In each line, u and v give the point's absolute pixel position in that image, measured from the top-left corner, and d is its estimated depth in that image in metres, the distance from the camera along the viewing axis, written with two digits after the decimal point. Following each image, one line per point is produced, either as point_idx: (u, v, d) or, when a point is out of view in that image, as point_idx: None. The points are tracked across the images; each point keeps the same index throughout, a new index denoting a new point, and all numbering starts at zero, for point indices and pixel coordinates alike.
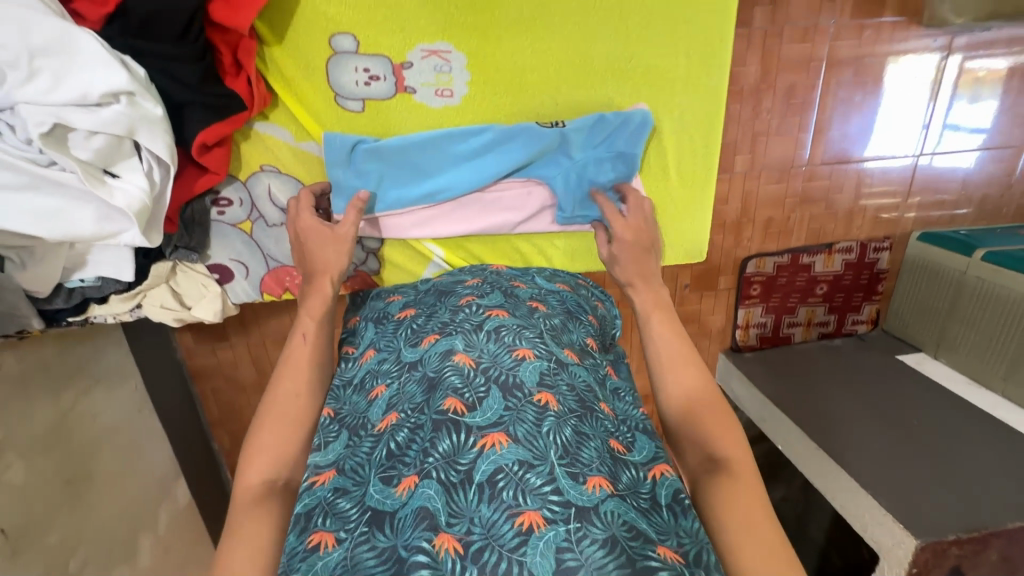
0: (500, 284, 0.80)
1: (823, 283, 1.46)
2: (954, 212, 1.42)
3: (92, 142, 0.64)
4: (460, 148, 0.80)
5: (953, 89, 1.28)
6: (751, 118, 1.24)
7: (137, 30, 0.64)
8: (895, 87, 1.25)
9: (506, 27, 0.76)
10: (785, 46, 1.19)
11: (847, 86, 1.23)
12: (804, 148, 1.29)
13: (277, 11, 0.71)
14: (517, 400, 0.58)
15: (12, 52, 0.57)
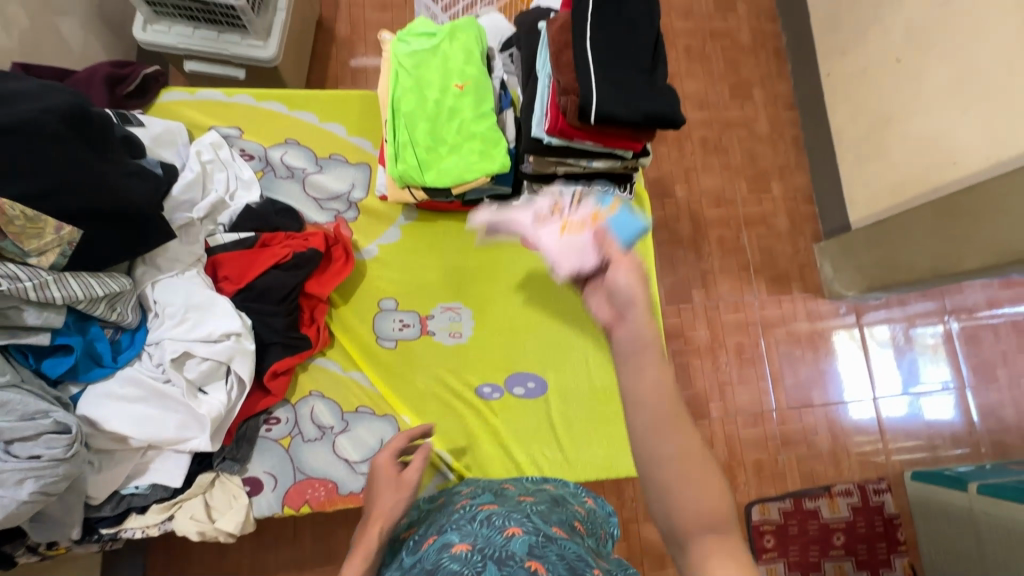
0: (492, 488, 0.90)
1: (838, 531, 1.49)
2: (936, 453, 1.57)
3: (201, 365, 0.88)
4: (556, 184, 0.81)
5: (874, 351, 1.63)
6: (714, 370, 1.55)
7: (255, 296, 0.97)
8: (842, 349, 1.63)
9: (500, 291, 1.11)
10: (723, 316, 1.61)
11: (783, 346, 1.61)
12: (768, 396, 1.56)
13: (348, 287, 1.08)
14: (510, 565, 0.61)
15: (176, 308, 0.89)
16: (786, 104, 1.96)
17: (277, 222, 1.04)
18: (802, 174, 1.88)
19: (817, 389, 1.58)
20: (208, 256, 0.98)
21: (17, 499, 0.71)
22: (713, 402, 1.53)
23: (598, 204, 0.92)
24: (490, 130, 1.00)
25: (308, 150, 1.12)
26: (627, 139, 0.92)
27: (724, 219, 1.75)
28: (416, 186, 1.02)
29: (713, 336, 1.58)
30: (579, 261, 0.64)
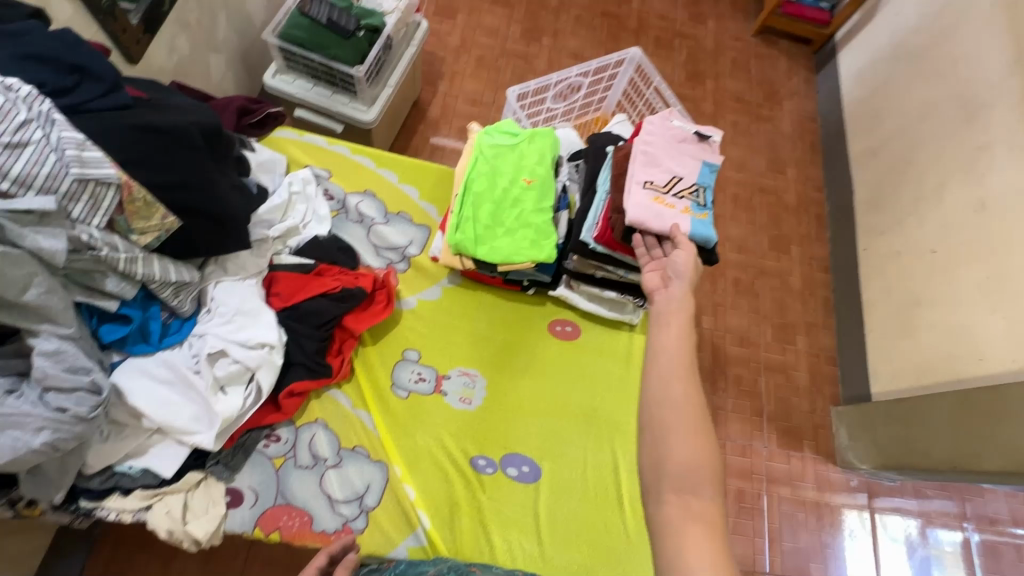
0: (460, 569, 0.87)
1: None
2: None
3: (230, 367, 0.94)
4: (653, 177, 0.96)
5: (883, 537, 1.58)
6: None
7: (296, 316, 1.04)
8: (854, 529, 1.59)
9: (517, 370, 1.15)
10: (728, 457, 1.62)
11: (787, 509, 1.60)
12: (762, 554, 1.53)
13: (380, 331, 1.15)
14: None
15: (228, 309, 0.97)
16: (822, 267, 2.07)
17: (336, 257, 1.14)
18: (829, 335, 1.93)
19: (815, 561, 1.54)
20: (268, 272, 1.08)
21: (29, 446, 0.74)
22: None
23: (691, 204, 0.95)
24: (545, 223, 1.10)
25: (381, 202, 1.25)
26: None
27: (744, 359, 1.86)
28: (468, 256, 1.11)
29: None
30: (645, 165, 0.97)
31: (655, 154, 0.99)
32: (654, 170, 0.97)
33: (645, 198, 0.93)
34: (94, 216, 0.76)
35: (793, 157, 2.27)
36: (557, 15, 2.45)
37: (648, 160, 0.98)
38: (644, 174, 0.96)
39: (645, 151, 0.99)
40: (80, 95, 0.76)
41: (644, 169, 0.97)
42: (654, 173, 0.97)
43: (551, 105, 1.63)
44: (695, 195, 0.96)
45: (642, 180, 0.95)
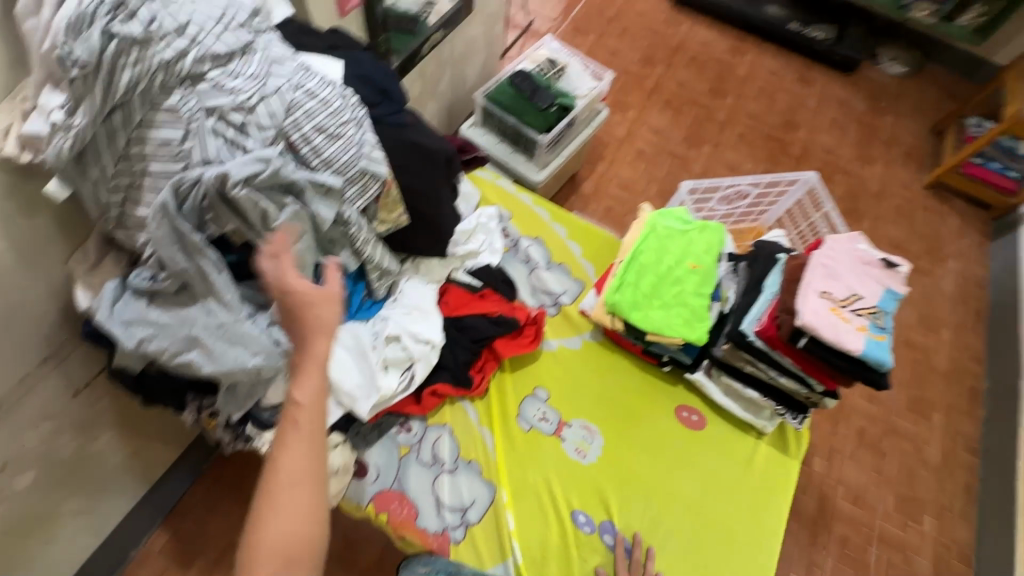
0: None
1: None
2: None
3: (398, 352, 1.06)
4: (830, 288, 0.98)
5: None
6: None
7: (457, 327, 1.16)
8: None
9: (636, 440, 1.16)
10: None
11: None
12: None
13: (519, 362, 1.22)
14: None
15: (410, 304, 1.11)
16: (967, 447, 1.87)
17: (499, 285, 1.26)
18: (963, 528, 1.74)
19: None
20: (444, 282, 1.22)
21: (244, 364, 0.85)
22: None
23: (869, 324, 0.94)
24: (701, 307, 1.15)
25: (546, 250, 1.38)
26: (826, 375, 0.99)
27: (856, 520, 1.72)
28: (620, 317, 1.18)
29: None
30: (825, 277, 1.00)
31: (834, 266, 1.01)
32: (832, 281, 0.99)
33: (820, 306, 0.95)
34: (358, 199, 0.93)
35: (952, 319, 2.11)
36: (722, 129, 2.59)
37: (826, 271, 1.00)
38: (820, 283, 0.98)
39: (825, 262, 1.02)
40: (382, 110, 0.97)
41: (822, 278, 0.99)
42: (831, 284, 0.99)
43: (713, 206, 1.72)
44: (874, 316, 0.96)
45: (818, 288, 0.98)
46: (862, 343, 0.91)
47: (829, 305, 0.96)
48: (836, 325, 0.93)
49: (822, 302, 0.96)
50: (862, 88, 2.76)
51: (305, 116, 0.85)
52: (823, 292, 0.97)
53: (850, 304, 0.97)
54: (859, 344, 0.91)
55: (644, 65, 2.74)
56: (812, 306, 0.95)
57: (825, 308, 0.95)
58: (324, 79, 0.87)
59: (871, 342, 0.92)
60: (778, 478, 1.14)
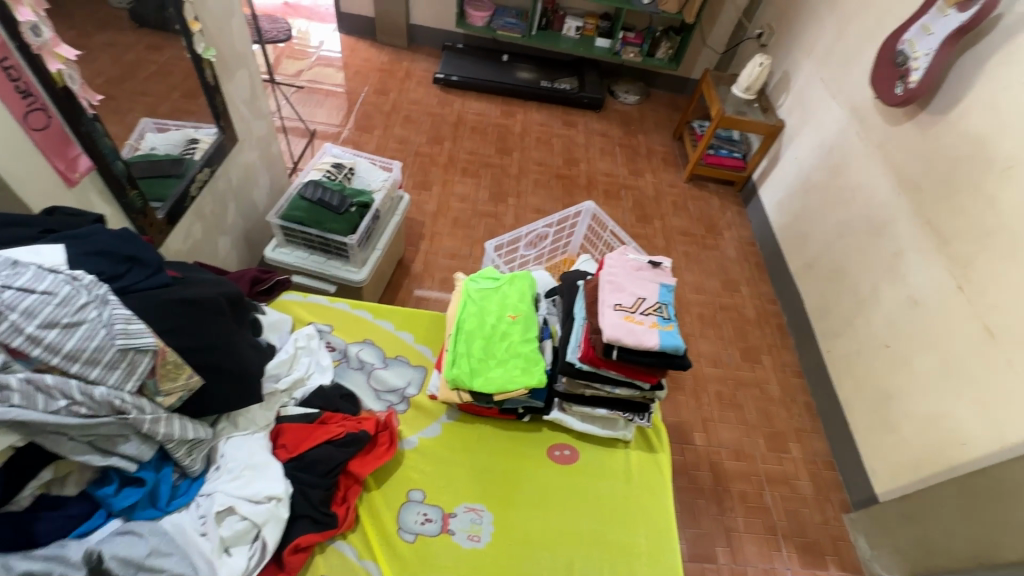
0: None
1: None
2: None
3: (237, 525, 0.94)
4: (619, 299, 1.12)
5: None
6: None
7: (303, 465, 1.06)
8: None
9: (522, 500, 1.16)
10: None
11: None
12: None
13: (383, 472, 1.17)
14: None
15: (237, 464, 0.99)
16: (794, 373, 2.22)
17: (338, 404, 1.20)
18: (818, 440, 2.03)
19: None
20: (275, 423, 1.12)
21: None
22: None
23: (657, 319, 1.10)
24: (533, 351, 1.22)
25: (379, 349, 1.36)
26: (646, 373, 1.11)
27: (745, 473, 1.90)
28: (464, 389, 1.19)
29: None
30: (613, 291, 1.13)
31: (618, 280, 1.16)
32: (619, 293, 1.13)
33: (616, 318, 1.07)
34: (127, 381, 0.82)
35: (743, 276, 2.54)
36: (518, 180, 2.87)
37: (613, 286, 1.15)
38: (611, 299, 1.12)
39: (609, 278, 1.16)
40: (130, 279, 0.89)
41: (611, 294, 1.13)
42: (620, 296, 1.13)
43: (523, 252, 1.87)
44: (659, 310, 1.12)
45: (610, 303, 1.11)
46: (658, 337, 1.05)
47: (622, 314, 1.08)
48: (634, 329, 1.05)
49: (616, 314, 1.08)
50: (613, 119, 3.30)
51: (26, 315, 0.73)
52: (615, 305, 1.10)
53: (637, 308, 1.11)
54: (656, 339, 1.04)
55: (433, 144, 2.95)
56: (609, 321, 1.07)
57: (621, 319, 1.07)
58: (41, 270, 0.78)
59: (663, 334, 1.06)
60: (653, 476, 1.23)
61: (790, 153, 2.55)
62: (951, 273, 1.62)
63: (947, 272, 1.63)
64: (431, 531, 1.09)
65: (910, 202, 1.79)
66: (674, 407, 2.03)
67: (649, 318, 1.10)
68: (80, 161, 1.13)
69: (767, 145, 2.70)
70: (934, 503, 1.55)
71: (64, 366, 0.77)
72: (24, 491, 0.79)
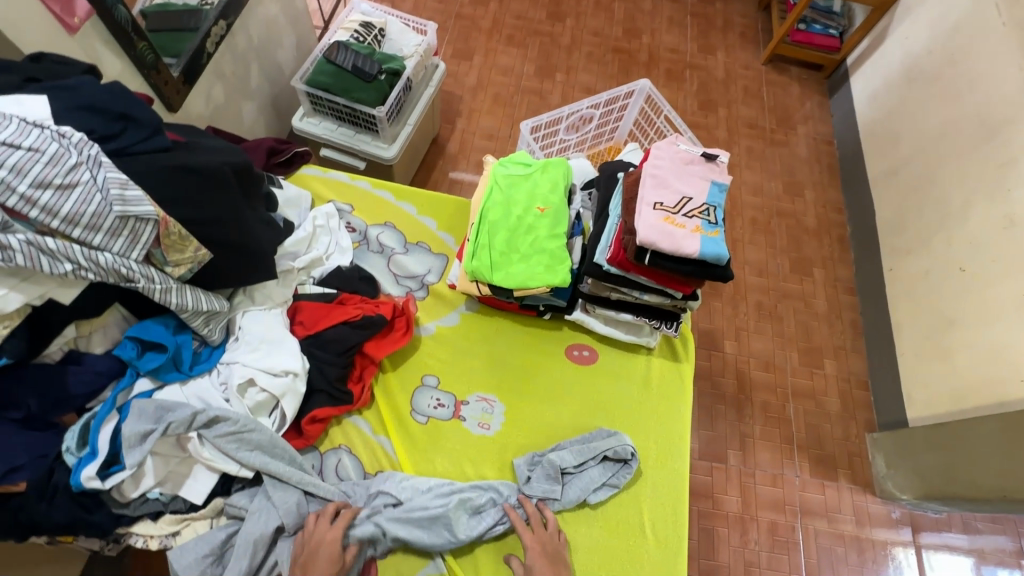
0: None
1: None
2: None
3: (256, 395, 0.97)
4: (659, 197, 0.98)
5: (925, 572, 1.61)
6: (741, 547, 1.62)
7: (319, 344, 1.07)
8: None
9: (535, 395, 1.15)
10: (759, 487, 1.70)
11: (825, 541, 1.65)
12: None
13: (400, 356, 1.17)
14: None
15: (254, 337, 1.00)
16: (846, 290, 2.06)
17: (357, 286, 1.17)
18: (858, 360, 1.93)
19: None
20: (293, 300, 1.12)
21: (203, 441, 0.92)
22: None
23: (702, 222, 0.96)
24: (560, 248, 1.13)
25: (400, 232, 1.30)
26: (680, 282, 1.01)
27: (771, 385, 1.86)
28: (483, 282, 1.14)
29: (744, 503, 1.67)
30: (655, 188, 1.00)
31: (662, 175, 1.01)
32: (661, 191, 0.99)
33: (653, 219, 0.95)
34: (132, 249, 0.80)
35: (811, 180, 2.27)
36: (570, 53, 2.54)
37: (657, 182, 1.00)
38: (650, 196, 0.98)
39: (651, 173, 1.02)
40: (126, 140, 0.82)
41: (651, 191, 0.99)
42: (661, 194, 0.99)
43: (563, 136, 1.68)
44: (705, 212, 0.98)
45: (647, 202, 0.98)
46: (699, 243, 0.93)
47: (660, 215, 0.96)
48: (672, 234, 0.93)
49: (653, 214, 0.96)
50: None
51: (16, 174, 0.70)
52: (654, 204, 0.97)
53: (680, 209, 0.98)
54: (696, 247, 0.92)
55: (476, 3, 2.60)
56: (644, 222, 0.95)
57: (658, 220, 0.95)
58: (26, 124, 0.73)
59: (704, 241, 0.93)
60: (672, 385, 1.18)
61: (902, 30, 2.11)
62: None
63: None
64: (442, 416, 1.11)
65: None
66: (708, 313, 1.95)
67: (693, 221, 0.96)
68: (77, 5, 1.02)
69: (875, 19, 2.22)
70: (968, 436, 1.47)
71: (66, 230, 0.74)
72: (52, 346, 0.83)
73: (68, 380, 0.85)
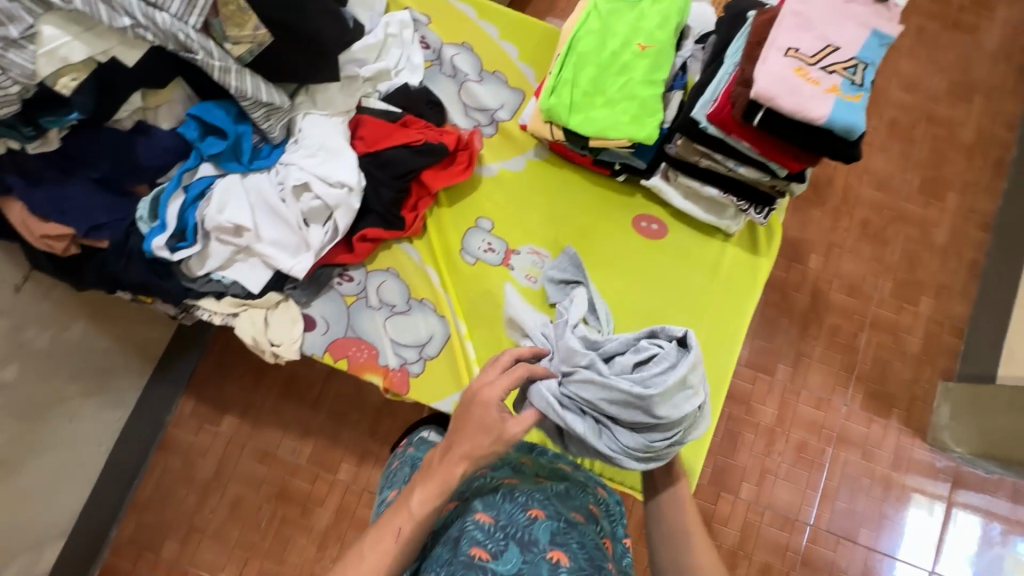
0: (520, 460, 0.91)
1: None
2: None
3: (312, 201, 0.97)
4: (796, 42, 0.78)
5: (951, 524, 1.54)
6: (763, 456, 1.60)
7: (377, 163, 1.03)
8: (914, 518, 1.55)
9: (590, 259, 1.08)
10: (800, 407, 1.63)
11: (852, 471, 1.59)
12: (809, 507, 1.57)
13: (457, 193, 1.11)
14: (533, 555, 0.70)
15: (313, 143, 0.97)
16: (982, 224, 1.73)
17: (423, 110, 1.08)
18: (964, 304, 1.68)
19: (867, 529, 1.55)
20: (356, 113, 1.05)
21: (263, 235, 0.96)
22: (747, 482, 1.59)
23: (842, 82, 0.77)
24: (653, 98, 0.97)
25: (477, 58, 1.16)
26: (790, 155, 0.84)
27: (850, 310, 1.68)
28: (559, 125, 1.01)
29: (779, 418, 1.61)
30: (794, 30, 0.79)
31: (808, 12, 0.79)
32: (801, 34, 0.79)
33: (780, 68, 0.76)
34: (189, 15, 0.76)
35: (989, 81, 1.80)
36: None
37: (798, 22, 0.79)
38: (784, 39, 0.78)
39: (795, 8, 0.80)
40: None
41: (788, 33, 0.79)
42: (800, 38, 0.78)
43: None
44: (850, 70, 0.77)
45: (778, 46, 0.78)
46: (832, 106, 0.75)
47: (791, 64, 0.77)
48: (800, 91, 0.75)
49: (783, 61, 0.77)
50: None
51: None
52: (786, 50, 0.78)
53: (818, 61, 0.77)
54: (826, 112, 0.75)
55: None
56: (768, 70, 0.76)
57: (786, 70, 0.76)
58: None
59: (839, 105, 0.75)
60: (742, 278, 1.07)
61: None
62: None
63: None
64: (491, 260, 1.08)
65: None
66: (801, 220, 1.73)
67: (831, 77, 0.77)
68: None
69: None
70: None
71: None
72: (121, 111, 0.83)
73: (138, 149, 0.88)
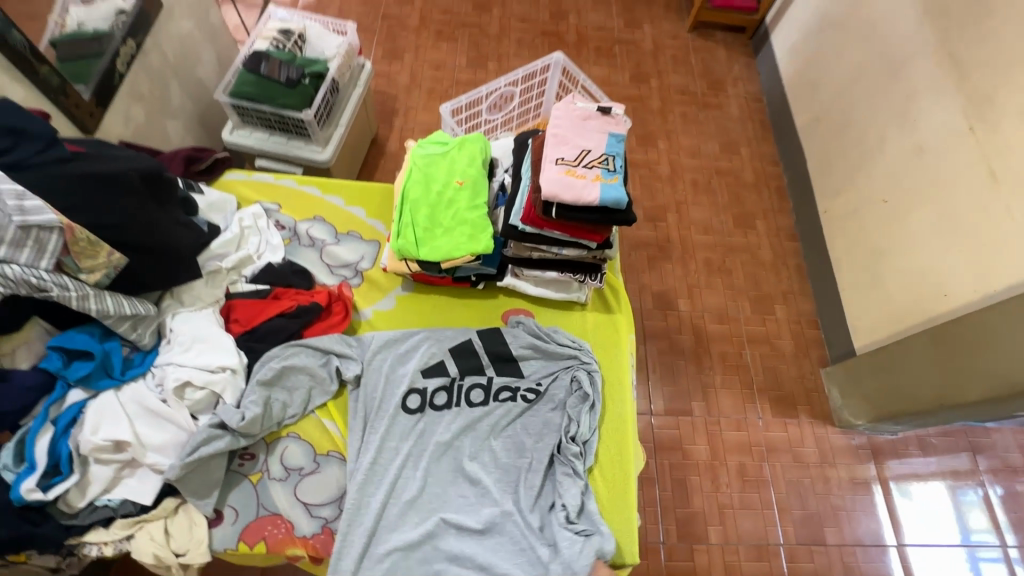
0: None
1: None
2: None
3: (195, 394, 0.99)
4: (563, 155, 1.02)
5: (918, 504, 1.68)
6: (715, 493, 1.66)
7: (256, 338, 1.10)
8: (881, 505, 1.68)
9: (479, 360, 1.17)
10: (725, 435, 1.76)
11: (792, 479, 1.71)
12: (772, 528, 1.63)
13: None
14: None
15: (185, 337, 1.02)
16: (789, 237, 2.14)
17: (290, 280, 1.19)
18: (806, 302, 2.01)
19: (829, 527, 1.64)
20: (226, 300, 1.13)
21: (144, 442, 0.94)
22: (713, 526, 1.63)
23: (602, 171, 1.01)
24: (481, 217, 1.16)
25: (330, 225, 1.32)
26: (591, 231, 1.06)
27: (726, 336, 1.93)
28: (412, 259, 1.17)
29: (712, 452, 1.72)
30: (556, 145, 1.04)
31: (564, 132, 1.05)
32: (563, 147, 1.03)
33: (556, 174, 0.99)
34: (41, 259, 0.81)
35: (745, 137, 2.35)
36: (499, 41, 2.58)
37: (558, 140, 1.04)
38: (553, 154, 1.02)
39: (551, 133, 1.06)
40: (19, 154, 0.84)
41: (556, 149, 1.03)
42: (568, 150, 1.03)
43: (487, 117, 1.72)
44: (606, 160, 1.03)
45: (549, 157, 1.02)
46: (600, 189, 0.98)
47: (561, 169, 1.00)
48: (581, 188, 0.97)
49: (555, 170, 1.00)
50: None
51: None
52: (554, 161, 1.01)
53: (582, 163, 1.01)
54: (598, 195, 0.97)
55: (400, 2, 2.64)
56: (546, 178, 0.99)
57: (559, 176, 0.99)
58: None
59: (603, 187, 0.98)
60: (609, 335, 1.24)
61: None
62: (965, 115, 1.48)
63: (961, 114, 1.49)
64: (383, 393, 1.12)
65: (935, 34, 1.59)
66: (659, 276, 2.01)
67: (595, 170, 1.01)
68: None
69: None
70: (906, 356, 1.54)
71: None
72: None
73: None
